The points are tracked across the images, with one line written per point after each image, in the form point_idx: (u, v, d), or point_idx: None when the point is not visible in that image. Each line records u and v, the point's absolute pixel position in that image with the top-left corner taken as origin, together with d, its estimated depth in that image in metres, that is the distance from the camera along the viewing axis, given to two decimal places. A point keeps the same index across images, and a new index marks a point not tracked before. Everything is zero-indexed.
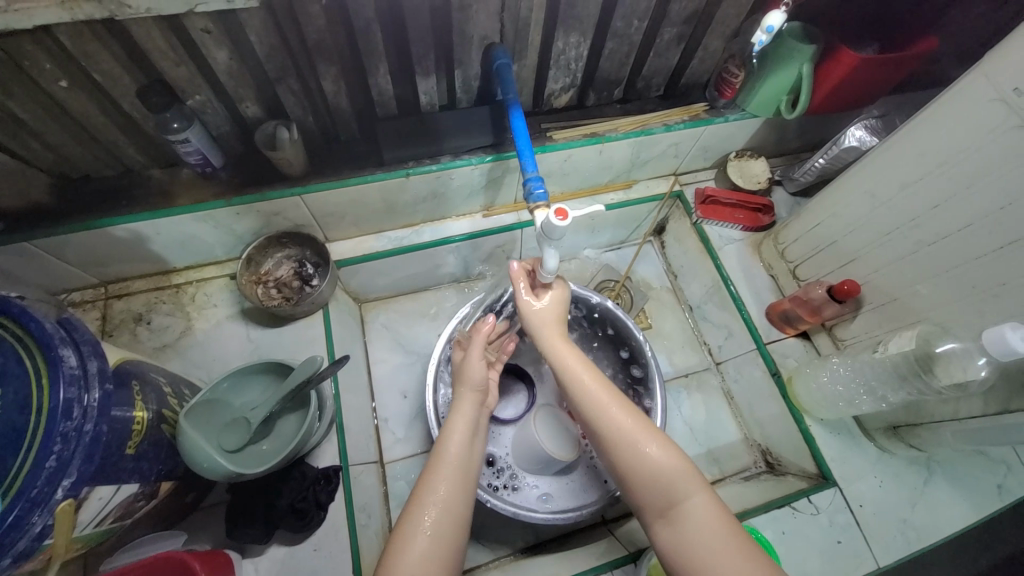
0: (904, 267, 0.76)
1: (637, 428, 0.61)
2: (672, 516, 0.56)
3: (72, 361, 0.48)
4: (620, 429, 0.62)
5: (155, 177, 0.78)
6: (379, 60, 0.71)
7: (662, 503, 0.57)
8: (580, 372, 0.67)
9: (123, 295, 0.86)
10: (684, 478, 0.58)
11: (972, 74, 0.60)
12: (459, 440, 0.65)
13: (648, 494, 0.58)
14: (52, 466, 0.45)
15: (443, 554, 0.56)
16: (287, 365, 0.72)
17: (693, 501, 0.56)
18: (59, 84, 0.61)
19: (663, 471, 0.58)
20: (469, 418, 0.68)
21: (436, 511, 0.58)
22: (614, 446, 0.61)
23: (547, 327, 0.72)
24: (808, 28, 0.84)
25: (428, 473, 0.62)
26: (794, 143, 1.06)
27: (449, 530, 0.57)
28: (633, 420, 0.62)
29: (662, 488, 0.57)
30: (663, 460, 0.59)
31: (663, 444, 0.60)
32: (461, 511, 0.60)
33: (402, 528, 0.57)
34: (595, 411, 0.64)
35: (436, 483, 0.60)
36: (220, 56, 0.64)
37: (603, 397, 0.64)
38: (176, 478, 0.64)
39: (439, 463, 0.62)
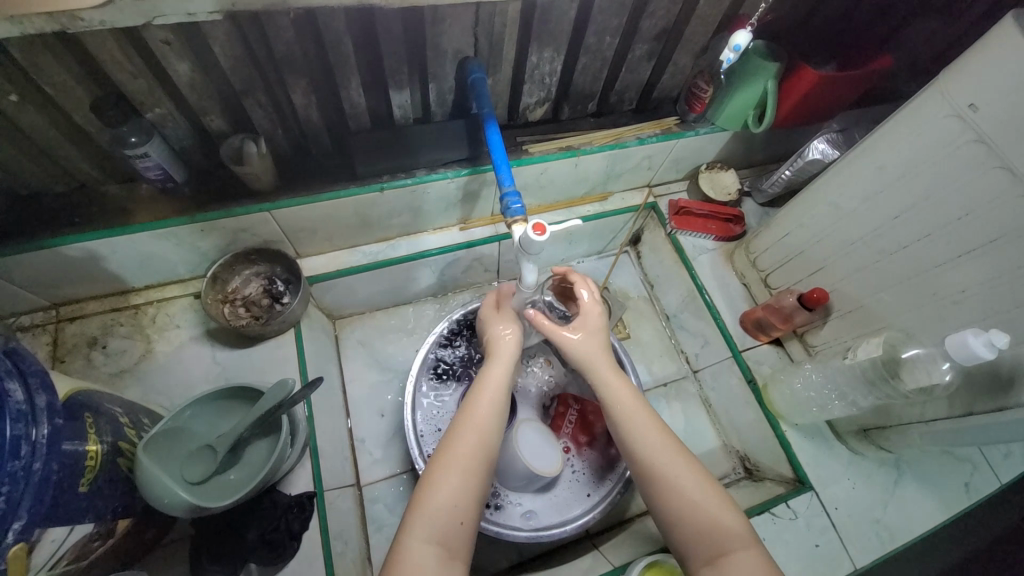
0: (868, 276, 0.79)
1: (689, 474, 0.61)
2: (719, 565, 0.56)
3: (19, 395, 0.44)
4: (673, 475, 0.61)
5: (112, 193, 0.74)
6: (350, 73, 0.69)
7: (710, 549, 0.57)
8: (630, 411, 0.66)
9: (76, 318, 0.80)
10: (736, 531, 0.57)
11: (926, 92, 0.63)
12: (498, 387, 0.65)
13: (694, 540, 0.58)
14: (1, 508, 0.41)
15: (468, 495, 0.57)
16: (255, 388, 0.69)
17: (744, 553, 0.56)
18: (5, 97, 0.58)
19: (715, 521, 0.58)
20: (505, 368, 0.68)
21: (466, 454, 0.58)
22: (666, 489, 0.60)
23: (596, 364, 0.70)
24: (772, 46, 0.88)
25: (465, 414, 0.62)
26: (762, 155, 1.09)
27: (478, 471, 0.58)
28: (686, 465, 0.62)
29: (711, 537, 0.57)
30: (714, 509, 0.58)
31: (716, 493, 0.60)
32: (491, 456, 0.60)
33: (434, 469, 0.58)
34: (646, 453, 0.63)
35: (467, 429, 0.60)
36: (182, 68, 0.62)
37: (654, 437, 0.63)
38: (135, 514, 0.60)
39: (471, 411, 0.62)
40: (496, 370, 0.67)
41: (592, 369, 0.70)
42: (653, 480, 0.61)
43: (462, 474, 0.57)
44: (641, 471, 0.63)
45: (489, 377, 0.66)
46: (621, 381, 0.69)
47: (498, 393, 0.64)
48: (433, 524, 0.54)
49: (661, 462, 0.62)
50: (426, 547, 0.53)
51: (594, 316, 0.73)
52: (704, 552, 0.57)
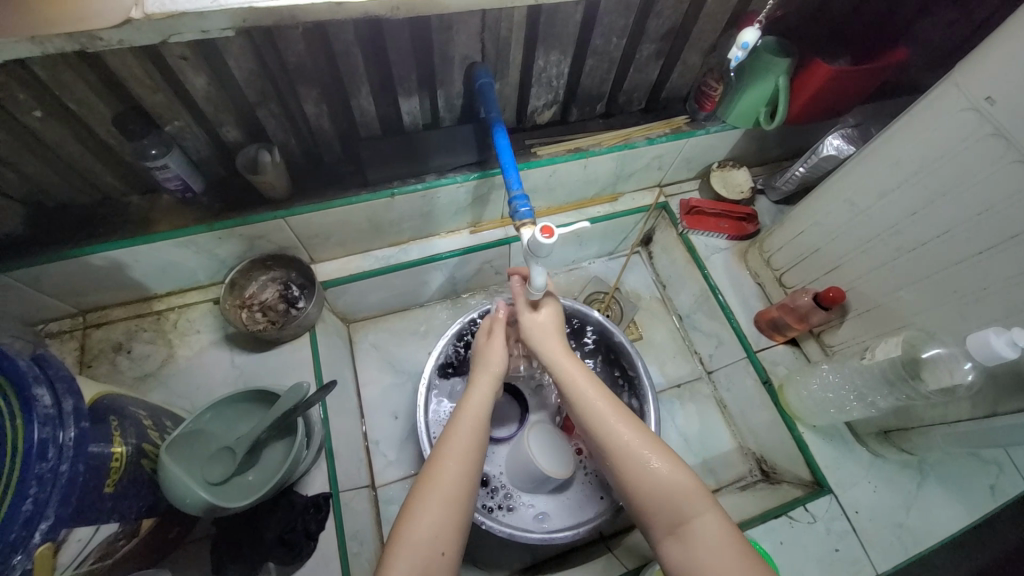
0: (886, 274, 0.77)
1: (646, 445, 0.62)
2: (681, 534, 0.57)
3: (47, 400, 0.46)
4: (630, 448, 0.62)
5: (134, 204, 0.77)
6: (360, 82, 0.71)
7: (671, 519, 0.58)
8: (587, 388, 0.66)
9: (102, 324, 0.83)
10: (693, 497, 0.58)
11: (944, 84, 0.61)
12: (478, 412, 0.65)
13: (657, 512, 0.59)
14: (30, 508, 0.43)
15: (448, 530, 0.56)
16: (272, 392, 0.70)
17: (703, 519, 0.57)
18: (34, 115, 0.60)
19: (672, 489, 0.58)
20: (484, 394, 0.68)
21: (444, 484, 0.58)
22: (623, 463, 0.61)
23: (549, 341, 0.71)
24: (783, 42, 0.87)
25: (444, 440, 0.63)
26: (775, 152, 1.07)
27: (457, 498, 0.58)
28: (642, 437, 0.62)
29: (671, 507, 0.58)
30: (671, 477, 0.59)
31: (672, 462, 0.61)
32: (472, 485, 0.60)
33: (414, 501, 0.58)
34: (605, 429, 0.63)
35: (446, 458, 0.60)
36: (198, 82, 0.64)
37: (609, 413, 0.64)
38: (157, 514, 0.62)
39: (449, 440, 0.62)
40: (474, 396, 0.67)
41: (545, 347, 0.71)
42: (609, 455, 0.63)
43: (441, 504, 0.57)
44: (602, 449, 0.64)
45: (467, 404, 0.66)
46: (579, 366, 0.69)
47: (476, 420, 0.64)
48: (416, 554, 0.54)
49: (615, 437, 0.63)
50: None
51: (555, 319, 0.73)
52: (666, 523, 0.58)
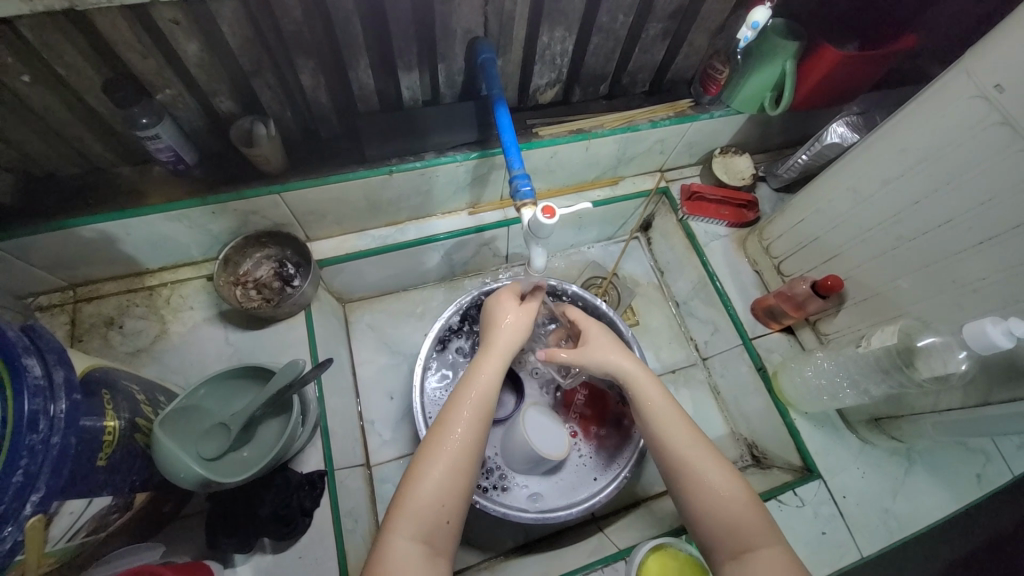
0: (885, 263, 0.77)
1: (717, 471, 0.61)
2: (742, 560, 0.56)
3: (37, 371, 0.46)
4: (701, 471, 0.61)
5: (125, 176, 0.75)
6: (359, 54, 0.68)
7: (733, 543, 0.57)
8: (658, 407, 0.67)
9: (93, 298, 0.82)
10: (759, 525, 0.57)
11: (953, 71, 0.61)
12: (490, 381, 0.64)
13: (720, 534, 0.58)
14: (20, 480, 0.43)
15: (452, 495, 0.57)
16: (267, 369, 0.70)
17: (769, 549, 0.56)
18: (18, 78, 0.58)
19: (742, 516, 0.58)
20: (497, 361, 0.66)
21: (452, 451, 0.58)
22: (693, 484, 0.61)
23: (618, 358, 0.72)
24: (792, 25, 0.85)
25: (455, 405, 0.62)
26: (778, 139, 1.06)
27: (466, 465, 0.58)
28: (716, 464, 0.62)
29: (735, 532, 0.57)
30: (737, 504, 0.59)
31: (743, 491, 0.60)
32: (477, 452, 0.60)
33: (419, 465, 0.58)
34: (673, 449, 0.64)
35: (456, 424, 0.60)
36: (190, 48, 0.61)
37: (678, 433, 0.64)
38: (152, 488, 0.62)
39: (460, 407, 0.61)
40: (488, 363, 0.66)
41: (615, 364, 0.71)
42: (679, 476, 0.62)
43: (449, 471, 0.57)
44: (668, 467, 0.64)
45: (480, 370, 0.65)
46: (654, 388, 0.69)
47: (485, 386, 0.63)
48: (418, 521, 0.54)
49: (688, 459, 0.62)
50: (412, 544, 0.53)
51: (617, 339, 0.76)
52: (728, 546, 0.57)
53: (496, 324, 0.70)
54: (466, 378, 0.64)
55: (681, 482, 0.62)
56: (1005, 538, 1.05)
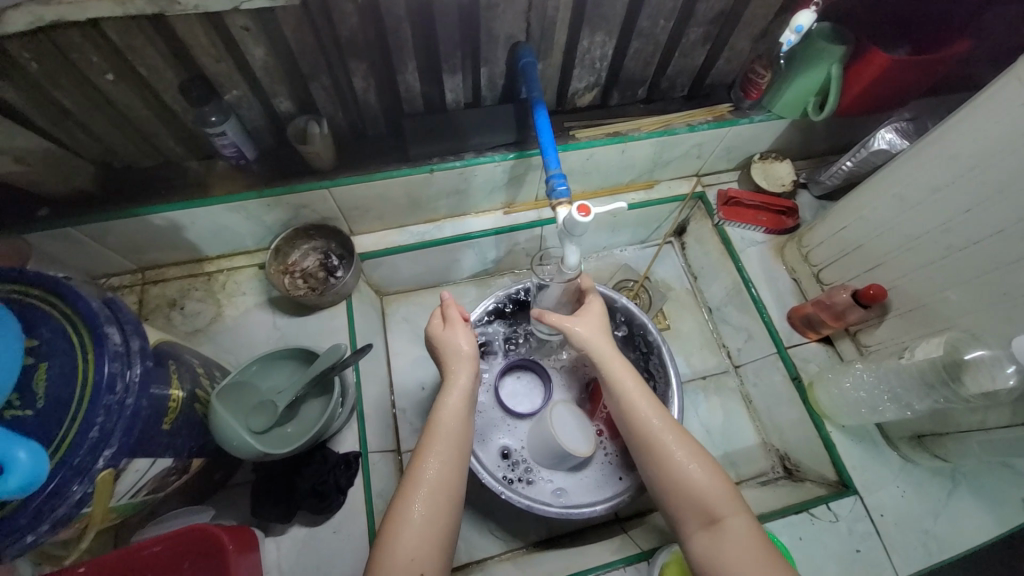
0: (933, 272, 0.74)
1: (681, 446, 0.63)
2: (712, 531, 0.58)
3: (116, 338, 0.50)
4: (667, 446, 0.63)
5: (192, 169, 0.82)
6: (407, 58, 0.72)
7: (703, 515, 0.59)
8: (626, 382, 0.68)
9: (159, 281, 0.89)
10: (725, 497, 0.59)
11: (1007, 76, 0.59)
12: (452, 417, 0.65)
13: (686, 507, 0.60)
14: (95, 436, 0.47)
15: (430, 548, 0.56)
16: (312, 351, 0.74)
17: (735, 518, 0.58)
18: (105, 77, 0.65)
19: (706, 489, 0.60)
20: (460, 396, 0.66)
21: (424, 497, 0.59)
22: (660, 458, 0.63)
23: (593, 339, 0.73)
24: (839, 28, 0.83)
25: (422, 449, 0.62)
26: (821, 145, 1.04)
27: (441, 514, 0.59)
28: (679, 438, 0.64)
29: (703, 504, 0.59)
30: (703, 477, 0.61)
31: (708, 464, 0.62)
32: (450, 495, 0.60)
33: (393, 516, 0.58)
34: (643, 425, 0.65)
35: (425, 471, 0.60)
36: (257, 52, 0.67)
37: (642, 407, 0.66)
38: (206, 456, 0.67)
39: (428, 451, 0.62)
40: (451, 398, 0.66)
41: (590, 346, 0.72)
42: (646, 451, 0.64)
43: (422, 521, 0.57)
44: (636, 442, 0.66)
45: (442, 409, 0.65)
46: (621, 368, 0.70)
47: (451, 426, 0.64)
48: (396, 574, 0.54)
49: (654, 432, 0.64)
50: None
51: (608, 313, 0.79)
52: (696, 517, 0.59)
53: (452, 350, 0.70)
54: (432, 417, 0.65)
55: (648, 458, 0.64)
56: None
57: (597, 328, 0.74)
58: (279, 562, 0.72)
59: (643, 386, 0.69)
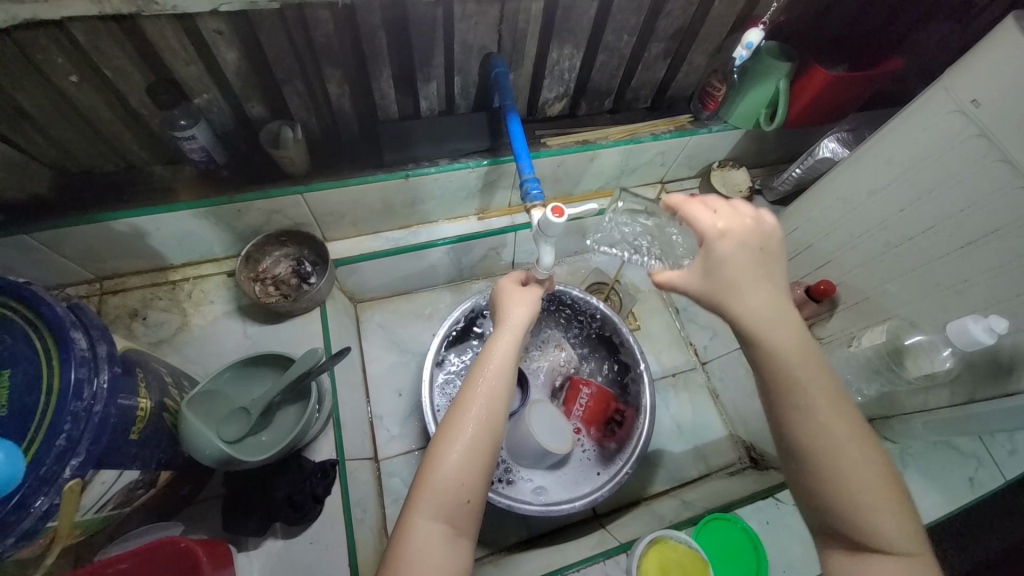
0: (873, 268, 0.81)
1: (864, 461, 0.47)
2: (867, 563, 0.47)
3: (83, 343, 0.48)
4: (835, 455, 0.47)
5: (157, 174, 0.80)
6: (382, 65, 0.74)
7: (860, 545, 0.47)
8: (791, 358, 0.48)
9: (118, 291, 0.86)
10: (899, 528, 0.46)
11: (932, 88, 0.66)
12: (504, 355, 0.60)
13: (843, 525, 0.47)
14: (62, 443, 0.45)
15: (473, 475, 0.53)
16: (288, 357, 0.73)
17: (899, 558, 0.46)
18: (69, 79, 0.63)
19: (887, 522, 0.46)
20: (511, 339, 0.62)
21: (471, 428, 0.55)
22: (830, 480, 0.47)
23: (743, 290, 0.50)
24: (784, 47, 0.91)
25: (470, 382, 0.58)
26: (773, 155, 1.12)
27: (485, 446, 0.55)
28: (863, 444, 0.47)
29: (866, 532, 0.46)
30: (873, 495, 0.46)
31: (891, 496, 0.47)
32: (496, 428, 0.56)
33: (438, 444, 0.55)
34: (807, 424, 0.47)
35: (473, 403, 0.56)
36: (229, 56, 0.67)
37: (815, 401, 0.47)
38: (175, 468, 0.64)
39: (476, 386, 0.57)
40: (502, 339, 0.62)
41: (737, 297, 0.51)
42: (813, 468, 0.47)
43: (466, 451, 0.54)
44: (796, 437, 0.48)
45: (494, 347, 0.61)
46: (765, 293, 0.50)
47: (501, 362, 0.59)
48: (437, 504, 0.51)
49: (829, 454, 0.47)
50: (434, 525, 0.51)
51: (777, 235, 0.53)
52: (850, 542, 0.47)
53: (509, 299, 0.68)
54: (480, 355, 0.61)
55: (811, 475, 0.48)
56: (998, 556, 1.07)
57: (756, 285, 0.50)
58: None
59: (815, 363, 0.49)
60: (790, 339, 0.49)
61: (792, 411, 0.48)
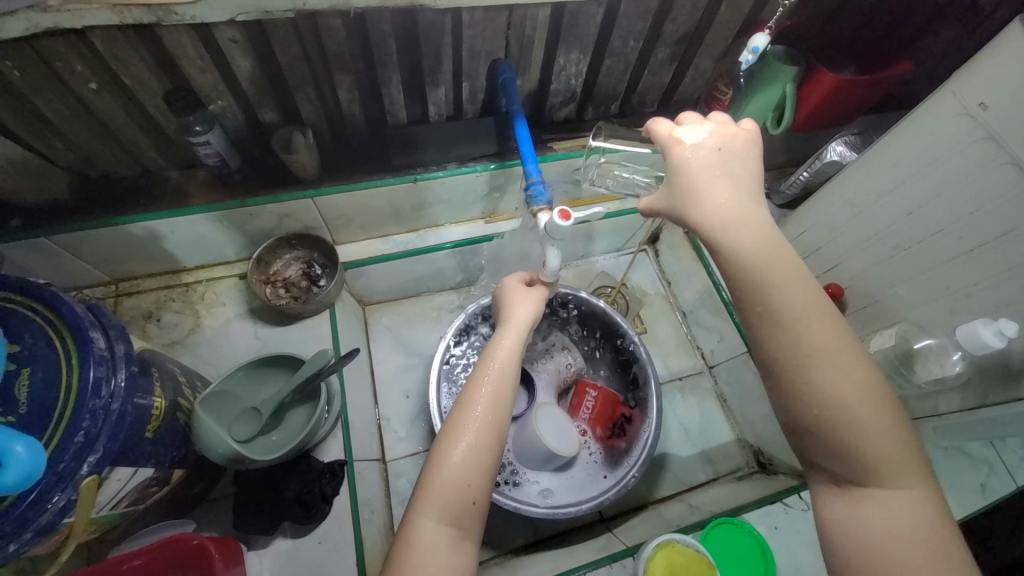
0: (882, 272, 0.81)
1: (848, 375, 0.46)
2: (859, 494, 0.47)
3: (102, 343, 0.49)
4: (819, 373, 0.46)
5: (172, 178, 0.81)
6: (392, 72, 0.75)
7: (848, 472, 0.47)
8: (767, 266, 0.48)
9: (133, 293, 0.88)
10: (891, 449, 0.46)
11: (941, 91, 0.66)
12: (506, 359, 0.62)
13: (832, 454, 0.47)
14: (81, 441, 0.46)
15: (478, 474, 0.54)
16: (298, 358, 0.74)
17: (895, 488, 0.46)
18: (88, 86, 0.65)
19: (879, 442, 0.46)
20: (514, 341, 0.64)
21: (475, 426, 0.56)
22: (811, 403, 0.46)
23: (713, 187, 0.52)
24: (791, 51, 0.91)
25: (474, 382, 0.59)
26: (780, 159, 1.12)
27: (488, 448, 0.55)
28: (849, 357, 0.47)
29: (856, 458, 0.46)
30: (864, 417, 0.46)
31: (885, 414, 0.46)
32: (500, 429, 0.57)
33: (443, 441, 0.55)
34: (788, 342, 0.47)
35: (477, 402, 0.57)
36: (243, 63, 0.68)
37: (794, 315, 0.47)
38: (188, 467, 0.65)
39: (480, 384, 0.58)
40: (505, 341, 0.64)
41: (706, 195, 0.52)
42: (795, 384, 0.47)
43: (471, 449, 0.54)
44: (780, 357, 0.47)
45: (497, 348, 0.62)
46: (725, 192, 0.51)
47: (505, 363, 0.61)
48: (443, 502, 0.52)
49: (810, 375, 0.46)
50: (439, 526, 0.51)
51: (743, 138, 0.55)
52: (842, 476, 0.48)
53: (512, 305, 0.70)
54: (484, 356, 0.62)
55: (794, 399, 0.48)
56: (1014, 566, 1.05)
57: (729, 188, 0.52)
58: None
59: (793, 275, 0.48)
60: (761, 242, 0.50)
61: (771, 321, 0.47)
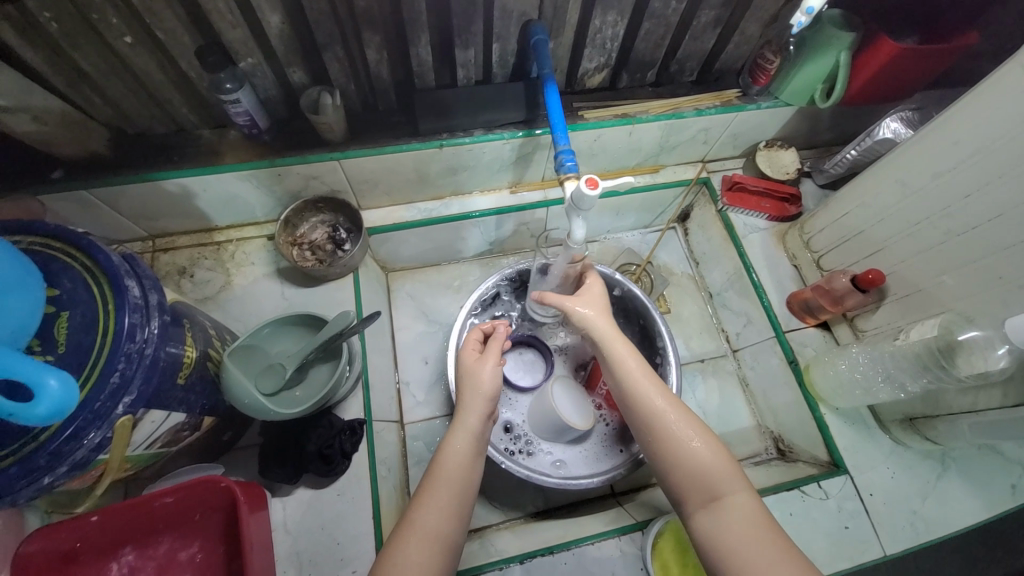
0: (931, 259, 0.76)
1: (686, 420, 0.64)
2: (716, 508, 0.58)
3: (136, 292, 0.51)
4: (669, 423, 0.64)
5: (204, 137, 0.83)
6: (421, 31, 0.73)
7: (705, 494, 0.59)
8: (615, 340, 0.71)
9: (169, 249, 0.91)
10: (729, 476, 0.59)
11: (1008, 64, 0.60)
12: (456, 463, 0.66)
13: (689, 485, 0.60)
14: (116, 382, 0.48)
15: None
16: (321, 319, 0.76)
17: (738, 498, 0.58)
18: (123, 40, 0.66)
19: (713, 467, 0.60)
20: (467, 442, 0.68)
21: (423, 532, 0.60)
22: (664, 439, 0.63)
23: (598, 317, 0.73)
24: (849, 16, 0.84)
25: (425, 491, 0.64)
26: (826, 135, 1.05)
27: (439, 554, 0.59)
28: (685, 415, 0.64)
29: (706, 482, 0.59)
30: (709, 457, 0.61)
31: (718, 446, 0.62)
32: (450, 540, 0.61)
33: (397, 539, 0.60)
34: (642, 403, 0.66)
35: (425, 510, 0.62)
36: (273, 20, 0.68)
37: (639, 376, 0.67)
38: (217, 415, 0.69)
39: (431, 493, 0.63)
40: (458, 437, 0.68)
41: (592, 325, 0.73)
42: (648, 429, 0.65)
43: (424, 555, 0.59)
44: (634, 416, 0.66)
45: (449, 449, 0.67)
46: (608, 323, 0.73)
47: (458, 468, 0.65)
48: None
49: (653, 408, 0.65)
50: None
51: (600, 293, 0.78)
52: (702, 497, 0.59)
53: (472, 383, 0.72)
54: (437, 458, 0.67)
55: (654, 440, 0.64)
56: None
57: (603, 313, 0.75)
58: (285, 522, 0.74)
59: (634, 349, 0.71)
60: (611, 326, 0.73)
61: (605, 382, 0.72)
